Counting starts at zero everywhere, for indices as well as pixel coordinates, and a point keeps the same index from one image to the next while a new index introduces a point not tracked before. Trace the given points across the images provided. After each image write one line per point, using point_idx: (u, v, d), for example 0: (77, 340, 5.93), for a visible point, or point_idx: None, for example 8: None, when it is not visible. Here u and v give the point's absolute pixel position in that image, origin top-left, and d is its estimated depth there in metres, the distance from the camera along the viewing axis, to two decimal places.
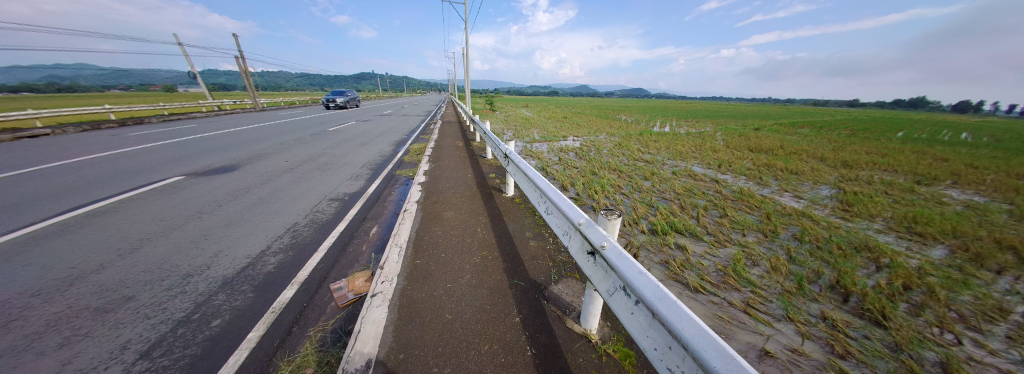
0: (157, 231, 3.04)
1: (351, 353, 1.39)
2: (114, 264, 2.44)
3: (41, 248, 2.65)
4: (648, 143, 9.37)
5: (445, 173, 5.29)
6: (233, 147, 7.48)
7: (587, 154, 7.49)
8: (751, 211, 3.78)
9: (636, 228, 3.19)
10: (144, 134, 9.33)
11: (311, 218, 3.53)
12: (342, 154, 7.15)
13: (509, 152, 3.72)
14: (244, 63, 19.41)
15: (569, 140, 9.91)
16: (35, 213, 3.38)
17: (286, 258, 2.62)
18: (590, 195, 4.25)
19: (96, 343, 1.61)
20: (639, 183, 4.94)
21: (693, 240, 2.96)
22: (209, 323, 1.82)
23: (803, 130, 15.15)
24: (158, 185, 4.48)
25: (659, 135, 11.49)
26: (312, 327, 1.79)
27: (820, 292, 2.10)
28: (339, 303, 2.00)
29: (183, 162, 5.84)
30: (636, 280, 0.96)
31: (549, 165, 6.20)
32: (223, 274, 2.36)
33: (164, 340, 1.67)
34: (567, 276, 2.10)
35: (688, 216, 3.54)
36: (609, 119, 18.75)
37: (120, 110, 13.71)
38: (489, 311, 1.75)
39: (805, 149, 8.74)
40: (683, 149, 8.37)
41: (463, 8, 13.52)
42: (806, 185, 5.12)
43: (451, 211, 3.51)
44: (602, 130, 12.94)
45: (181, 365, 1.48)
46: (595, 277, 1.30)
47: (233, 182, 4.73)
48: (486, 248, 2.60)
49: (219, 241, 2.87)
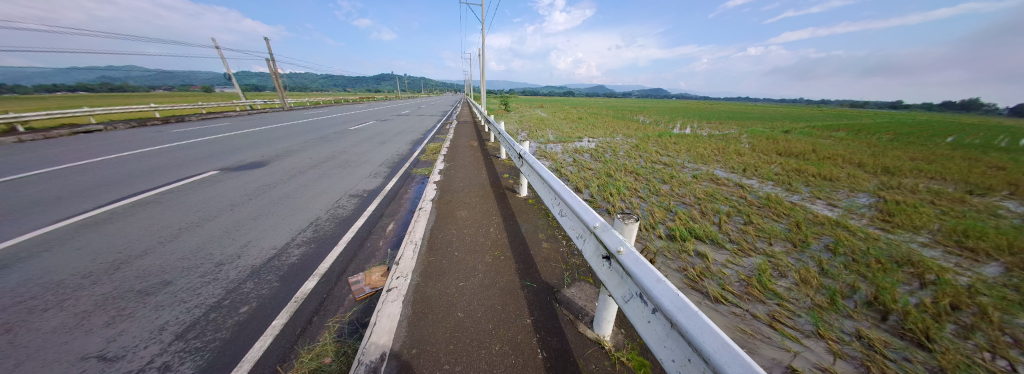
0: (194, 221, 3.27)
1: (367, 345, 1.45)
2: (156, 250, 2.64)
3: (94, 235, 2.91)
4: (668, 145, 9.09)
5: (460, 173, 5.35)
6: (262, 144, 7.93)
7: (603, 155, 7.36)
8: (778, 218, 3.58)
9: (653, 234, 3.09)
10: (184, 131, 10.06)
11: (332, 213, 3.67)
12: (362, 152, 7.39)
13: (523, 152, 3.71)
14: (274, 66, 20.54)
15: (584, 142, 9.78)
16: (89, 203, 3.71)
17: (308, 251, 2.74)
18: (605, 198, 4.18)
19: (137, 324, 1.76)
20: (656, 186, 4.80)
21: (714, 247, 2.84)
22: (238, 310, 1.93)
23: (839, 133, 14.17)
24: (195, 179, 4.81)
25: (678, 137, 11.12)
26: (331, 318, 1.86)
27: (854, 308, 1.95)
28: (355, 296, 2.07)
29: (217, 158, 6.23)
30: (653, 287, 0.93)
31: (563, 166, 6.14)
32: (251, 263, 2.50)
33: (197, 323, 1.79)
34: (580, 280, 2.07)
35: (709, 222, 3.39)
36: (626, 121, 18.33)
37: (164, 108, 14.83)
38: (500, 311, 1.75)
39: (838, 153, 8.23)
40: (705, 152, 8.04)
41: (481, 9, 13.63)
42: (841, 193, 4.78)
43: (465, 210, 3.55)
44: (619, 131, 12.66)
45: (212, 348, 1.59)
46: (609, 283, 1.27)
47: (262, 177, 5.00)
48: (498, 248, 2.60)
49: (249, 232, 3.05)
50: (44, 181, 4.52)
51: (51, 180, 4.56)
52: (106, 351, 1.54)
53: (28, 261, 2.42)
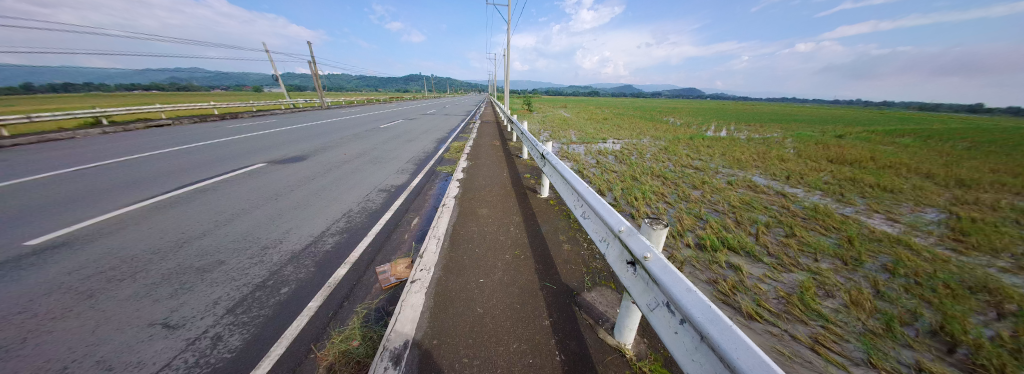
0: (244, 208, 3.62)
1: (391, 332, 1.52)
2: (212, 232, 2.96)
3: (163, 216, 3.32)
4: (700, 149, 8.57)
5: (482, 171, 5.42)
6: (303, 140, 8.58)
7: (628, 158, 7.10)
8: (826, 232, 3.25)
9: (681, 241, 2.94)
10: (238, 127, 11.15)
11: (363, 205, 3.89)
12: (391, 149, 7.74)
13: (546, 152, 3.68)
14: (315, 68, 22.14)
15: (609, 143, 9.51)
16: (159, 188, 4.23)
17: (341, 240, 2.93)
18: (629, 202, 4.03)
19: (196, 297, 1.99)
20: (686, 192, 4.56)
21: (750, 260, 2.63)
22: (279, 290, 2.11)
23: (905, 139, 12.54)
24: (245, 170, 5.32)
25: (712, 140, 10.45)
26: (359, 304, 1.97)
27: (913, 336, 1.71)
28: (382, 285, 2.17)
29: (264, 152, 6.84)
30: (682, 297, 0.88)
31: (586, 168, 6.03)
32: (290, 249, 2.71)
33: (245, 300, 1.99)
34: (601, 285, 2.02)
35: (745, 233, 3.15)
36: (655, 122, 17.55)
37: (222, 106, 16.52)
38: (518, 310, 1.76)
39: (902, 162, 7.30)
40: (742, 156, 7.49)
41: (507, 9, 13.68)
42: (905, 207, 4.23)
43: (486, 208, 3.59)
44: (646, 133, 12.16)
45: (256, 324, 1.76)
46: (634, 289, 1.22)
47: (301, 170, 5.41)
48: (519, 247, 2.60)
49: (290, 220, 3.32)
50: (126, 169, 5.22)
51: (131, 168, 5.25)
52: (171, 320, 1.77)
53: (112, 238, 2.81)
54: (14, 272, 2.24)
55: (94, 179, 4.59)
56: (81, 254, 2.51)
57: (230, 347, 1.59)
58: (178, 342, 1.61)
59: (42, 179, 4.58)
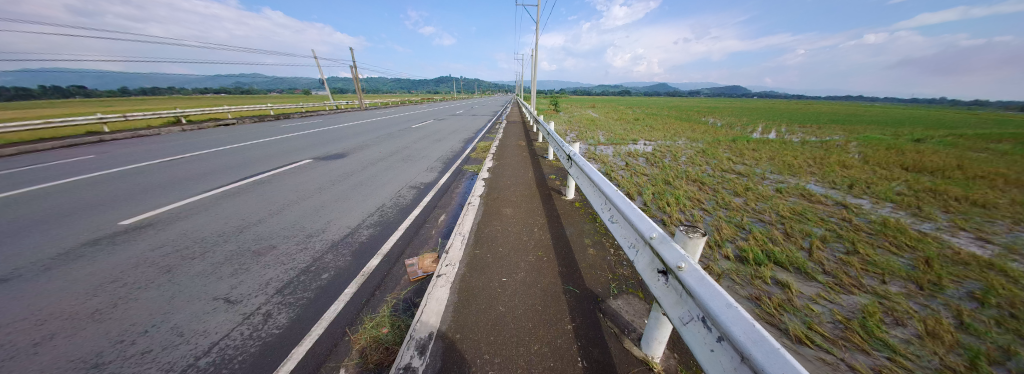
0: (292, 199, 3.99)
1: (418, 323, 1.59)
2: (266, 220, 3.30)
3: (227, 204, 3.76)
4: (742, 152, 7.89)
5: (508, 171, 5.46)
6: (344, 139, 9.27)
7: (661, 161, 6.73)
8: (898, 251, 2.81)
9: (719, 253, 2.72)
10: (290, 126, 12.35)
11: (395, 201, 4.11)
12: (421, 148, 8.09)
13: (572, 153, 3.61)
14: (356, 72, 23.79)
15: (640, 145, 9.11)
16: (224, 180, 4.81)
17: (375, 232, 3.11)
18: (660, 207, 3.82)
19: (252, 276, 2.23)
20: (726, 198, 4.23)
21: (800, 277, 2.37)
22: (320, 275, 2.29)
23: (1010, 146, 10.48)
24: (294, 165, 5.86)
25: (757, 142, 9.56)
26: (389, 293, 2.08)
27: None
28: (410, 277, 2.27)
29: (310, 149, 7.49)
30: (721, 312, 0.81)
31: (614, 170, 5.83)
32: (329, 238, 2.93)
33: (292, 282, 2.19)
34: (628, 293, 1.93)
35: (795, 247, 2.84)
36: (692, 122, 16.47)
37: (277, 108, 18.40)
38: (540, 312, 1.74)
39: (1000, 172, 6.16)
40: (793, 161, 6.76)
41: (536, 9, 13.61)
42: (1006, 226, 3.54)
43: (511, 208, 3.61)
44: (682, 134, 11.44)
45: (299, 305, 1.94)
46: (665, 300, 1.15)
47: (341, 167, 5.85)
48: (542, 249, 2.58)
49: (331, 212, 3.60)
50: (199, 162, 6.00)
51: (203, 161, 6.02)
52: (231, 296, 2.01)
53: (186, 221, 3.24)
54: (112, 247, 2.67)
55: (175, 170, 5.34)
56: (165, 234, 2.94)
57: (278, 324, 1.77)
58: (235, 316, 1.82)
59: (137, 169, 5.42)
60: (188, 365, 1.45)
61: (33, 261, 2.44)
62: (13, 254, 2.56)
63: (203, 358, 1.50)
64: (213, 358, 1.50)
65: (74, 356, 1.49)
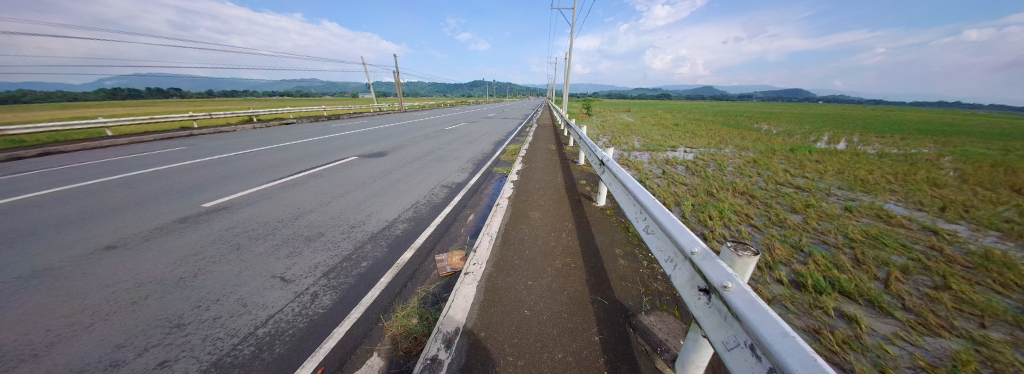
0: (337, 192, 4.36)
1: (445, 317, 1.64)
2: (316, 209, 3.66)
3: (284, 193, 4.23)
4: (802, 163, 7.03)
5: (537, 175, 5.44)
6: (384, 139, 9.95)
7: (703, 170, 6.24)
8: (1010, 292, 2.29)
9: (770, 276, 2.44)
10: (340, 126, 13.60)
11: (428, 198, 4.31)
12: (454, 149, 8.39)
13: (606, 159, 3.49)
14: (398, 77, 25.49)
15: (679, 152, 8.54)
16: (283, 172, 5.41)
17: (409, 227, 3.29)
18: (701, 220, 3.54)
19: (303, 259, 2.49)
20: (779, 214, 3.80)
21: (873, 312, 2.03)
22: (360, 263, 2.47)
23: None
24: (342, 161, 6.43)
25: (821, 153, 8.44)
26: (420, 286, 2.18)
27: None
28: (440, 272, 2.35)
29: (355, 147, 8.14)
30: (775, 341, 0.71)
31: (649, 178, 5.53)
32: (368, 230, 3.14)
33: (336, 267, 2.40)
34: (662, 309, 1.80)
35: (867, 277, 2.44)
36: (741, 129, 15.04)
37: (329, 109, 20.38)
38: (566, 319, 1.71)
39: None
40: (867, 177, 5.85)
41: (572, 12, 13.46)
42: None
43: (539, 212, 3.58)
44: (729, 142, 10.51)
45: (341, 289, 2.11)
46: (707, 322, 1.06)
47: (381, 164, 6.27)
48: (570, 255, 2.53)
49: (371, 205, 3.88)
50: (264, 156, 6.81)
51: (268, 156, 6.83)
52: (287, 274, 2.26)
53: (252, 207, 3.70)
54: (195, 226, 3.14)
55: (245, 162, 6.13)
56: (236, 216, 3.39)
57: (322, 304, 1.94)
58: (288, 293, 2.04)
59: (217, 161, 6.32)
60: (248, 334, 1.66)
61: (137, 233, 2.96)
62: (124, 226, 3.12)
63: (261, 328, 1.71)
64: (268, 330, 1.69)
65: (163, 316, 1.78)
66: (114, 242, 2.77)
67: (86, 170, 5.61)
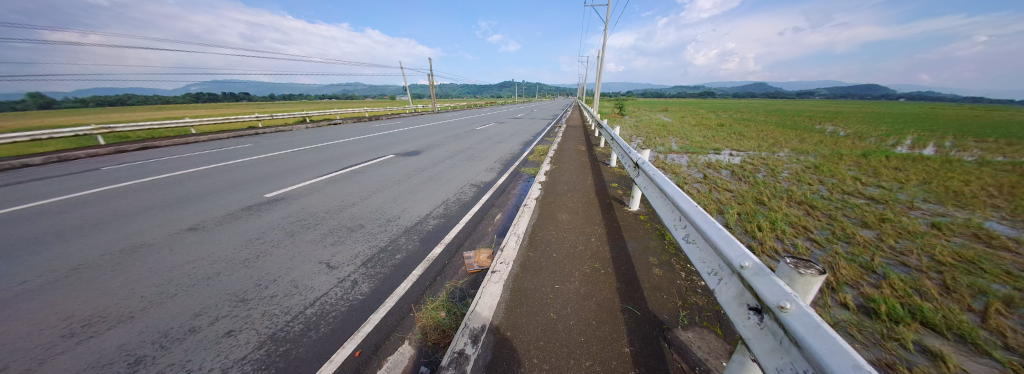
0: (375, 188, 4.66)
1: (472, 314, 1.67)
2: (356, 203, 3.94)
3: (330, 188, 4.62)
4: (876, 170, 6.09)
5: (566, 176, 5.33)
6: (419, 138, 10.45)
7: (751, 175, 5.68)
8: None
9: (832, 299, 2.14)
10: (379, 126, 14.54)
11: (458, 196, 4.43)
12: (484, 149, 8.55)
13: (640, 161, 3.31)
14: (432, 79, 26.66)
15: (723, 155, 7.86)
16: (329, 168, 5.90)
17: (439, 223, 3.40)
18: (747, 231, 3.22)
19: (345, 248, 2.70)
20: (844, 228, 3.33)
21: (968, 350, 1.67)
22: (395, 255, 2.61)
23: None
24: (380, 159, 6.88)
25: (903, 159, 7.23)
26: (449, 280, 2.24)
27: None
28: (467, 269, 2.41)
29: (392, 146, 8.65)
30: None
31: (689, 183, 5.15)
32: (402, 224, 3.31)
33: (374, 257, 2.56)
34: (700, 325, 1.65)
35: (963, 308, 2.03)
36: (798, 130, 13.42)
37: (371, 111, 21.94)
38: (594, 327, 1.64)
39: None
40: (966, 188, 4.89)
41: (607, 8, 13.07)
42: None
43: (567, 214, 3.51)
44: (784, 145, 9.44)
45: (377, 277, 2.25)
46: (759, 345, 0.95)
47: (415, 163, 6.58)
48: (600, 261, 2.44)
49: (405, 202, 4.08)
50: (314, 153, 7.51)
51: (317, 153, 7.51)
52: (331, 261, 2.46)
53: (303, 198, 4.09)
54: (257, 213, 3.55)
55: (299, 158, 6.82)
56: (289, 207, 3.77)
57: (362, 291, 2.08)
58: (333, 278, 2.22)
59: (276, 156, 7.09)
60: (299, 313, 1.83)
61: (212, 218, 3.42)
62: (203, 211, 3.63)
63: (310, 308, 1.88)
64: (314, 311, 1.85)
65: (232, 291, 2.04)
66: (195, 224, 3.24)
67: (177, 162, 6.63)
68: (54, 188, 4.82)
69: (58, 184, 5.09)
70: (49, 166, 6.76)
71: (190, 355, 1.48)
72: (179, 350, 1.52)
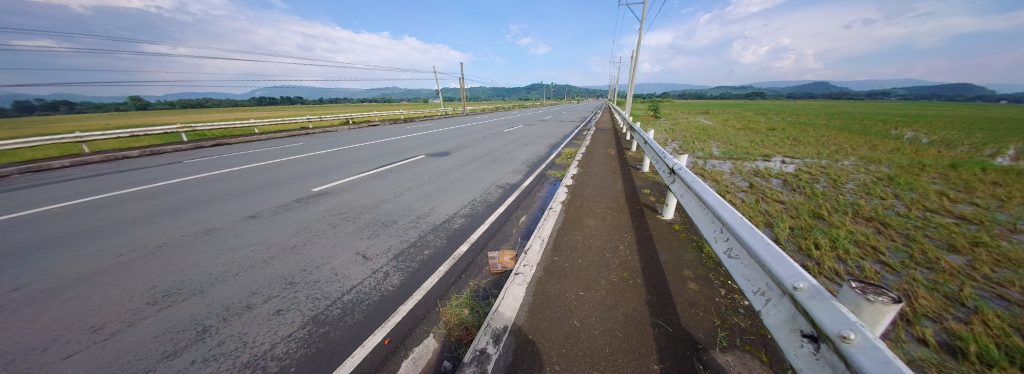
0: (407, 186, 4.89)
1: (495, 314, 1.68)
2: (389, 200, 4.17)
3: (366, 185, 4.94)
4: (975, 184, 5.10)
5: (594, 181, 5.18)
6: (449, 140, 10.80)
7: (807, 185, 5.08)
8: None
9: (908, 332, 1.82)
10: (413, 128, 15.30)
11: (484, 197, 4.51)
12: (511, 151, 8.61)
13: (676, 167, 3.11)
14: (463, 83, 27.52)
15: (774, 162, 7.09)
16: (366, 166, 6.31)
17: (466, 222, 3.48)
18: (801, 248, 2.87)
19: (378, 241, 2.86)
20: (927, 251, 2.83)
21: None
22: (423, 251, 2.71)
23: None
24: (413, 159, 7.24)
25: (1013, 172, 5.98)
26: (473, 279, 2.28)
27: None
28: (491, 269, 2.43)
29: (424, 147, 9.04)
30: None
31: (732, 192, 4.73)
32: (431, 222, 3.44)
33: (404, 251, 2.69)
34: (741, 348, 1.51)
35: None
36: (870, 136, 11.73)
37: None
38: (620, 338, 1.57)
39: None
40: None
41: (643, 7, 12.53)
42: None
43: (594, 220, 3.40)
44: (850, 152, 8.29)
45: (406, 271, 2.35)
46: None
47: (444, 163, 6.81)
48: (628, 270, 2.33)
49: (434, 200, 4.24)
50: (354, 152, 8.09)
51: (357, 152, 8.08)
52: (366, 252, 2.63)
53: (343, 194, 4.42)
54: (304, 205, 3.91)
55: (341, 157, 7.39)
56: (331, 201, 4.09)
57: (392, 282, 2.20)
58: (367, 268, 2.37)
59: (322, 155, 7.77)
60: (337, 298, 1.98)
61: (267, 208, 3.82)
62: (260, 201, 4.07)
63: (346, 295, 2.02)
64: (350, 298, 1.98)
65: (282, 273, 2.26)
66: (253, 213, 3.64)
67: (242, 158, 7.53)
68: (149, 177, 5.72)
69: (152, 174, 6.02)
70: (145, 158, 8.01)
71: (246, 329, 1.67)
72: (237, 323, 1.71)
